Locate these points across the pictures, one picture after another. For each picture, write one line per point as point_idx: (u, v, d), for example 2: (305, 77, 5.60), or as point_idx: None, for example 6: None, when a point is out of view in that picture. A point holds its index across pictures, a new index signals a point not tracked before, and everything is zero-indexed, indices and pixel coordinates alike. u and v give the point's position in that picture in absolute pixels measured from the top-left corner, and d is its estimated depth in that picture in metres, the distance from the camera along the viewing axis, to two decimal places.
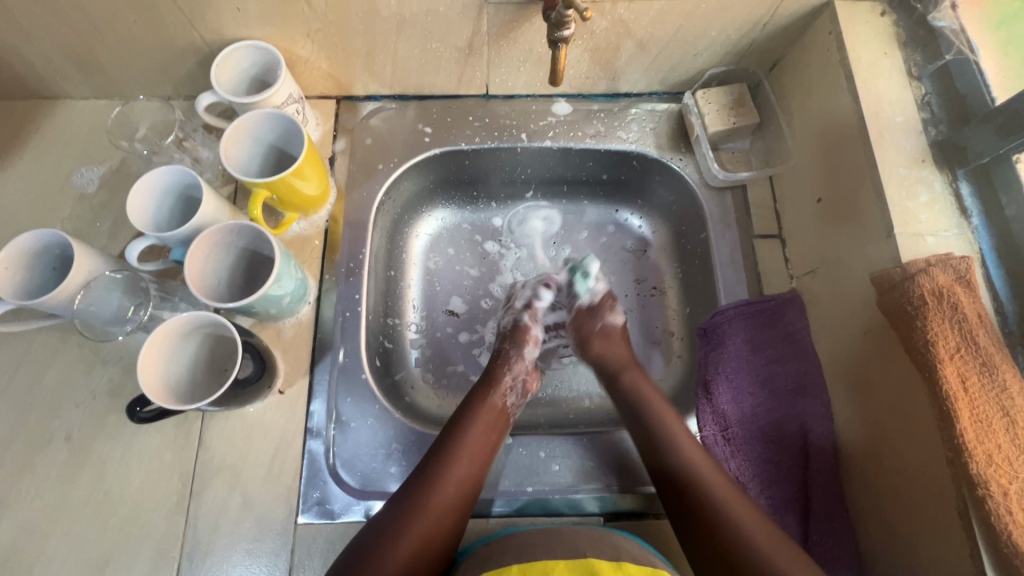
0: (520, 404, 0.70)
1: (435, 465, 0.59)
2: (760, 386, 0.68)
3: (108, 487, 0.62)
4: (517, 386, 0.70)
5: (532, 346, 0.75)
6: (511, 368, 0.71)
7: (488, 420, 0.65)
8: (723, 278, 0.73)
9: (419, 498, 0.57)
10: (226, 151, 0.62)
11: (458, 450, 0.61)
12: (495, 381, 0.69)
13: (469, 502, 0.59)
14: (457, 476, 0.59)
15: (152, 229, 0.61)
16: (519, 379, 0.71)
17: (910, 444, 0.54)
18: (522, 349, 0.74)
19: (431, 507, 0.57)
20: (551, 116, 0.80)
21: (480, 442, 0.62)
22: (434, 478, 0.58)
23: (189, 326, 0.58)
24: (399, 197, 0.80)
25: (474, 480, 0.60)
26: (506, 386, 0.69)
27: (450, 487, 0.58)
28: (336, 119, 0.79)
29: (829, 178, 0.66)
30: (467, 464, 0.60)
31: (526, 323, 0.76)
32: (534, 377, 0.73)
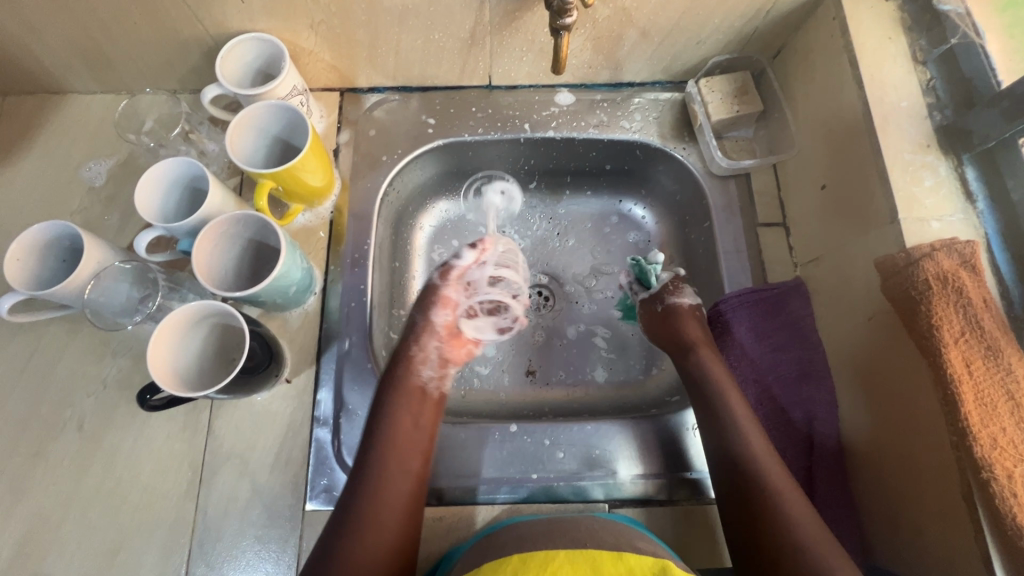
0: (440, 373, 0.70)
1: (373, 465, 0.59)
2: (764, 373, 0.68)
3: (119, 475, 0.63)
4: (432, 355, 0.70)
5: (446, 310, 0.73)
6: (417, 338, 0.70)
7: (412, 411, 0.64)
8: (727, 267, 0.73)
9: (368, 500, 0.57)
10: (231, 143, 0.63)
11: (388, 445, 0.60)
12: (406, 357, 0.68)
13: (418, 500, 0.59)
14: (396, 478, 0.59)
15: (159, 220, 0.62)
16: (432, 349, 0.70)
17: (915, 429, 0.54)
18: (428, 312, 0.72)
19: (379, 516, 0.56)
20: (554, 106, 0.80)
21: (410, 435, 0.62)
22: (372, 486, 0.58)
23: (198, 316, 0.58)
24: (403, 188, 0.81)
25: (415, 476, 0.60)
26: (416, 358, 0.68)
27: (396, 479, 0.59)
28: (340, 111, 0.80)
29: (833, 165, 0.66)
30: (402, 463, 0.60)
31: (436, 281, 0.74)
32: (453, 343, 0.73)
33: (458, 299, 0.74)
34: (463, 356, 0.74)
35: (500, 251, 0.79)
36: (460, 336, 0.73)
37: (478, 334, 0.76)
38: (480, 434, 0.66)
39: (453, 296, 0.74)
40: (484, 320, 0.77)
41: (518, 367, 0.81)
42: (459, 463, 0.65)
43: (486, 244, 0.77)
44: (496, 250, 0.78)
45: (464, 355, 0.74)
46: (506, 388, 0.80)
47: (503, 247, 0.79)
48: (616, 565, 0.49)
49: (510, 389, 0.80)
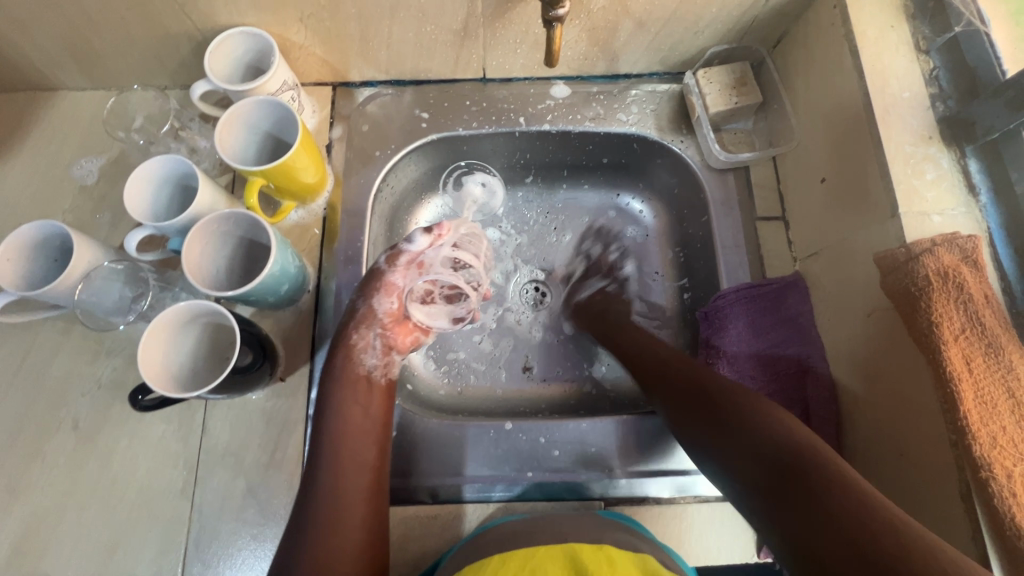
0: (385, 360, 0.67)
1: (325, 465, 0.57)
2: (761, 369, 0.68)
3: (115, 474, 0.63)
4: (374, 343, 0.67)
5: (391, 297, 0.69)
6: (357, 325, 0.66)
7: (360, 402, 0.62)
8: (725, 262, 0.73)
9: (326, 501, 0.56)
10: (221, 139, 0.62)
11: (337, 443, 0.59)
12: (346, 345, 0.65)
13: (379, 492, 0.58)
14: (351, 474, 0.57)
15: (150, 219, 0.61)
16: (374, 337, 0.67)
17: (912, 427, 0.53)
18: (370, 298, 0.67)
19: (340, 517, 0.55)
20: (550, 99, 0.79)
21: (360, 426, 0.60)
22: (327, 489, 0.56)
23: (189, 317, 0.58)
24: (397, 184, 0.80)
25: (371, 467, 0.59)
26: (357, 347, 0.65)
27: (352, 475, 0.57)
28: (332, 106, 0.79)
29: (833, 157, 0.64)
30: (354, 457, 0.58)
31: (381, 265, 0.69)
32: (398, 329, 0.70)
33: (403, 286, 0.70)
34: (410, 343, 0.71)
35: (461, 234, 0.75)
36: (406, 322, 0.71)
37: (428, 320, 0.73)
38: (474, 432, 0.66)
39: (398, 282, 0.69)
40: (436, 306, 0.74)
41: (514, 364, 0.81)
42: (453, 462, 0.65)
43: (444, 226, 0.71)
44: (456, 233, 0.74)
45: (410, 342, 0.71)
46: (502, 385, 0.79)
47: (464, 229, 0.75)
48: (596, 552, 0.49)
49: (506, 386, 0.79)
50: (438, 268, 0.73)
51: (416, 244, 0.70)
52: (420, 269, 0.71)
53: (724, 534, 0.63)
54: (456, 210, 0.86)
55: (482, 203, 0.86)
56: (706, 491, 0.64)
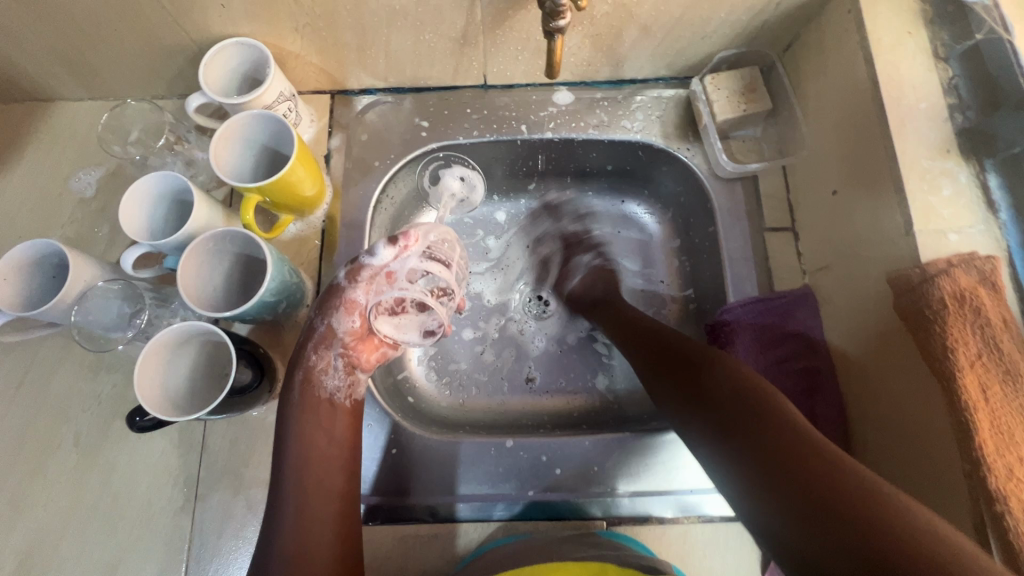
0: (349, 380, 0.63)
1: (290, 497, 0.57)
2: (768, 386, 0.66)
3: (116, 491, 0.63)
4: (335, 364, 0.63)
5: (352, 316, 0.64)
6: (315, 346, 0.63)
7: (323, 427, 0.60)
8: (732, 274, 0.71)
9: (297, 532, 0.56)
10: (215, 155, 0.61)
11: (302, 473, 0.58)
12: (304, 366, 0.63)
13: (349, 517, 0.58)
14: (316, 502, 0.57)
15: (147, 236, 0.61)
16: (335, 356, 0.63)
17: (925, 452, 0.51)
18: (329, 316, 0.64)
19: (306, 547, 0.55)
20: (552, 105, 0.77)
21: (324, 453, 0.60)
22: (291, 518, 0.56)
23: (184, 337, 0.57)
24: (397, 194, 0.78)
25: (338, 494, 0.59)
26: (316, 368, 0.62)
27: (320, 504, 0.57)
28: (331, 115, 0.77)
29: (846, 169, 0.62)
30: (319, 484, 0.58)
31: (342, 282, 0.65)
32: (362, 347, 0.65)
33: (365, 302, 0.65)
34: (376, 360, 0.66)
35: (429, 242, 0.65)
36: (371, 338, 0.65)
37: (398, 335, 0.66)
38: (474, 449, 0.65)
39: (360, 299, 0.64)
40: (406, 318, 0.67)
41: (516, 375, 0.80)
42: (452, 481, 0.64)
43: (410, 236, 0.64)
44: (425, 242, 0.65)
45: (377, 359, 0.66)
46: (504, 396, 0.78)
47: (435, 235, 0.65)
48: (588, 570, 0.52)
49: (508, 398, 0.78)
50: (405, 280, 0.65)
51: (376, 258, 0.65)
52: (386, 282, 0.65)
53: (730, 556, 0.61)
54: (434, 201, 0.81)
55: (462, 194, 0.81)
56: (711, 511, 0.62)
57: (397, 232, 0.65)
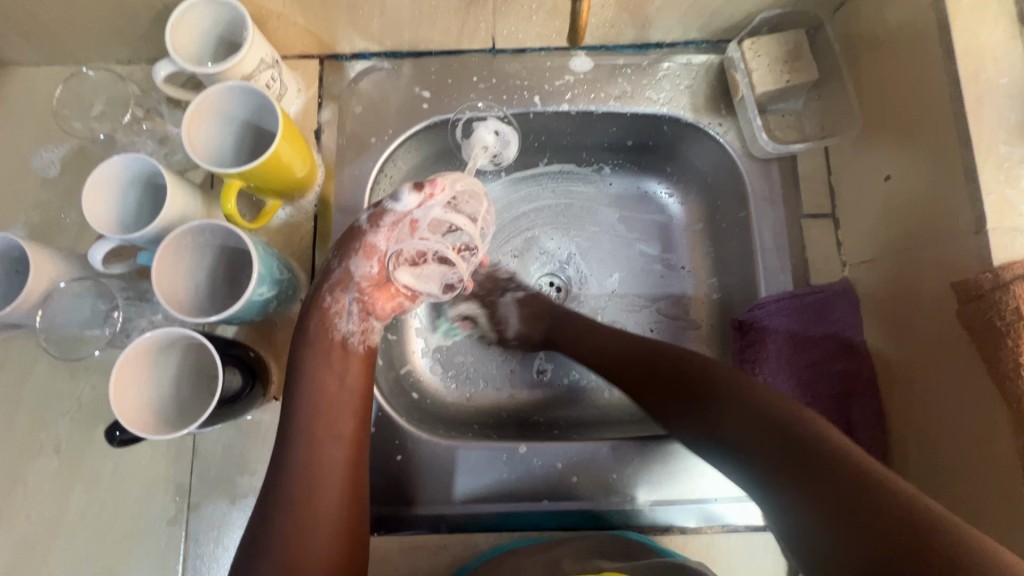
0: (363, 326, 0.59)
1: (297, 442, 0.52)
2: (801, 390, 0.61)
3: (103, 499, 0.59)
4: (350, 307, 0.58)
5: (370, 261, 0.58)
6: (331, 288, 0.57)
7: (334, 371, 0.56)
8: (765, 266, 0.65)
9: (304, 480, 0.51)
10: (188, 135, 0.53)
11: (312, 418, 0.53)
12: (319, 309, 0.57)
13: (359, 466, 0.54)
14: (327, 445, 0.53)
15: (117, 228, 0.53)
16: (351, 301, 0.58)
17: (981, 475, 0.47)
18: (347, 260, 0.58)
19: (316, 493, 0.51)
20: (569, 73, 0.69)
21: (336, 397, 0.55)
22: (301, 460, 0.51)
23: (166, 342, 0.52)
24: (396, 173, 0.71)
25: (350, 441, 0.54)
26: (331, 311, 0.57)
27: (330, 456, 0.53)
28: (320, 83, 0.69)
29: (904, 152, 0.55)
30: (330, 427, 0.54)
31: (363, 225, 0.58)
32: (379, 294, 0.60)
33: (386, 248, 0.59)
34: (392, 309, 0.61)
35: (457, 191, 0.59)
36: (388, 286, 0.60)
37: (418, 284, 0.62)
38: (485, 456, 0.61)
39: (380, 244, 0.58)
40: (426, 267, 0.62)
41: (526, 367, 0.75)
42: (461, 489, 0.60)
43: (436, 184, 0.58)
44: (452, 190, 0.59)
45: (394, 309, 0.61)
46: (514, 391, 0.74)
47: (463, 185, 0.59)
48: None
49: (518, 392, 0.74)
50: (427, 229, 0.60)
51: (402, 203, 0.58)
52: (409, 230, 0.59)
53: (755, 566, 0.58)
54: (464, 155, 0.73)
55: (495, 149, 0.72)
56: (736, 520, 0.59)
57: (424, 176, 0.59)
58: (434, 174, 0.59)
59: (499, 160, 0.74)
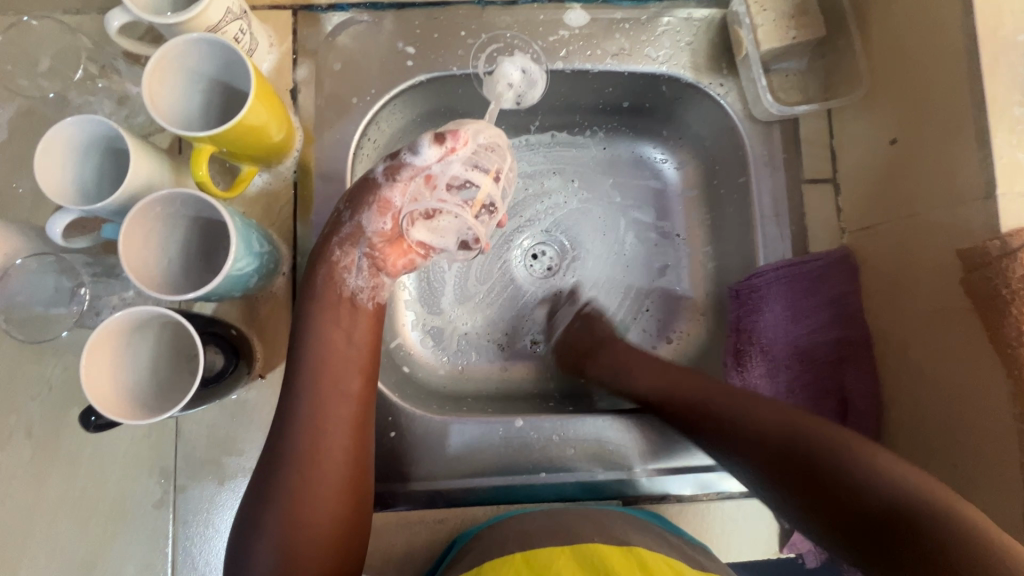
0: (374, 282, 0.58)
1: (307, 403, 0.52)
2: (797, 357, 0.61)
3: (84, 484, 0.56)
4: (360, 262, 0.57)
5: (384, 217, 0.57)
6: (341, 242, 0.57)
7: (342, 327, 0.55)
8: (764, 234, 0.63)
9: (309, 440, 0.50)
10: (150, 94, 0.48)
11: (320, 377, 0.53)
12: (327, 262, 0.56)
13: (363, 423, 0.53)
14: (334, 405, 0.52)
15: (77, 199, 0.49)
16: (361, 255, 0.57)
17: (977, 443, 0.48)
18: (359, 214, 0.57)
19: (321, 451, 0.50)
20: (564, 28, 0.64)
21: (343, 353, 0.54)
22: (307, 419, 0.51)
23: (140, 322, 0.48)
24: (380, 137, 0.66)
25: (356, 399, 0.53)
26: (340, 265, 0.56)
27: (341, 417, 0.52)
28: (293, 37, 0.63)
29: (915, 113, 0.53)
30: (337, 384, 0.53)
31: (379, 177, 0.57)
32: (390, 250, 0.58)
33: (401, 204, 0.57)
34: (404, 265, 0.59)
35: (479, 146, 0.56)
36: (400, 242, 0.58)
37: (432, 240, 0.59)
38: (482, 430, 0.60)
39: (395, 200, 0.57)
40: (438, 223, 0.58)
41: (519, 338, 0.73)
42: (456, 464, 0.60)
43: (459, 136, 0.55)
44: (474, 146, 0.56)
45: (404, 265, 0.59)
46: (507, 362, 0.72)
47: (485, 138, 0.56)
48: (627, 557, 0.48)
49: (510, 364, 0.72)
50: (445, 187, 0.57)
51: (421, 156, 0.56)
52: (426, 186, 0.57)
53: (747, 529, 0.59)
54: (486, 94, 0.66)
55: (521, 89, 0.66)
56: (730, 487, 0.60)
57: (445, 128, 0.56)
58: (456, 126, 0.57)
59: (523, 101, 0.67)
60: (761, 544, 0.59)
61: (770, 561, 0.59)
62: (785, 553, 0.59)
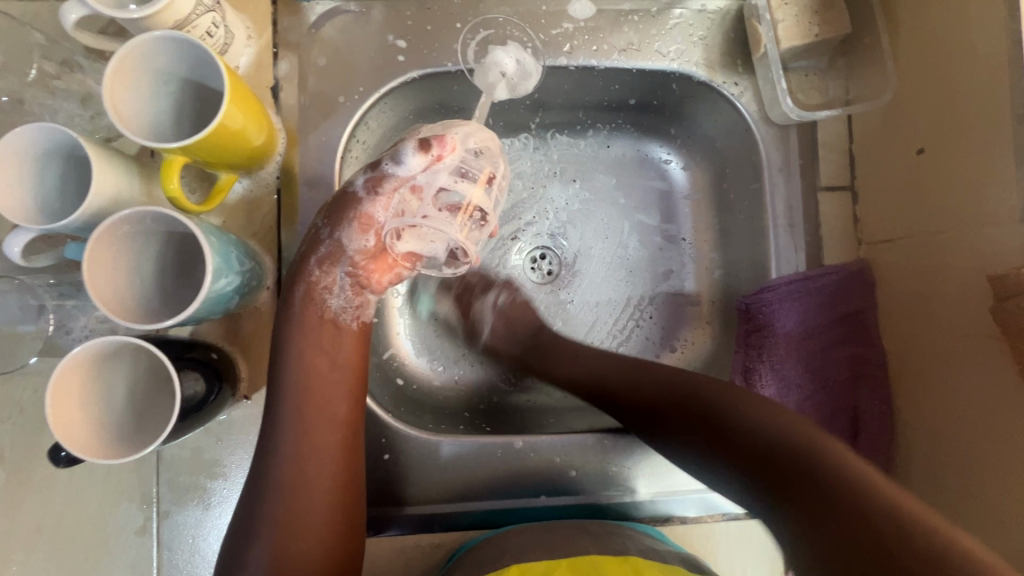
0: (358, 301, 0.54)
1: (292, 434, 0.49)
2: (809, 376, 0.58)
3: (60, 512, 0.53)
4: (341, 282, 0.54)
5: (366, 234, 0.54)
6: (320, 261, 0.53)
7: (325, 349, 0.52)
8: (778, 245, 0.59)
9: (292, 471, 0.48)
10: (112, 99, 0.43)
11: (305, 407, 0.50)
12: (306, 281, 0.52)
13: (353, 450, 0.51)
14: (319, 432, 0.49)
15: (39, 217, 0.44)
16: (342, 274, 0.54)
17: (997, 472, 0.46)
18: (339, 230, 0.53)
19: (307, 483, 0.48)
20: (568, 20, 0.59)
21: (328, 378, 0.51)
22: (291, 448, 0.48)
23: (106, 351, 0.44)
24: (369, 137, 0.62)
25: (342, 425, 0.51)
26: (319, 285, 0.53)
27: (326, 448, 0.49)
28: (273, 28, 0.58)
29: (949, 122, 0.50)
30: (322, 412, 0.50)
31: (359, 190, 0.53)
32: (374, 266, 0.55)
33: (384, 220, 0.54)
34: (389, 281, 0.56)
35: (467, 151, 0.54)
36: (385, 256, 0.55)
37: (420, 249, 0.56)
38: (481, 450, 0.58)
39: (377, 215, 0.53)
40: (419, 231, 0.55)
41: None
42: (454, 486, 0.57)
43: (445, 143, 0.52)
44: (463, 152, 0.53)
45: (389, 281, 0.56)
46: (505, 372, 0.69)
47: (475, 143, 0.54)
48: (622, 566, 0.47)
49: (507, 375, 0.69)
50: (432, 198, 0.54)
51: (403, 167, 0.53)
52: (412, 198, 0.53)
53: (752, 552, 0.58)
54: (477, 85, 0.61)
55: (513, 80, 0.61)
56: (736, 508, 0.58)
57: (431, 134, 0.53)
58: (442, 129, 0.54)
59: (517, 93, 0.62)
60: (766, 566, 0.58)
61: None
62: None
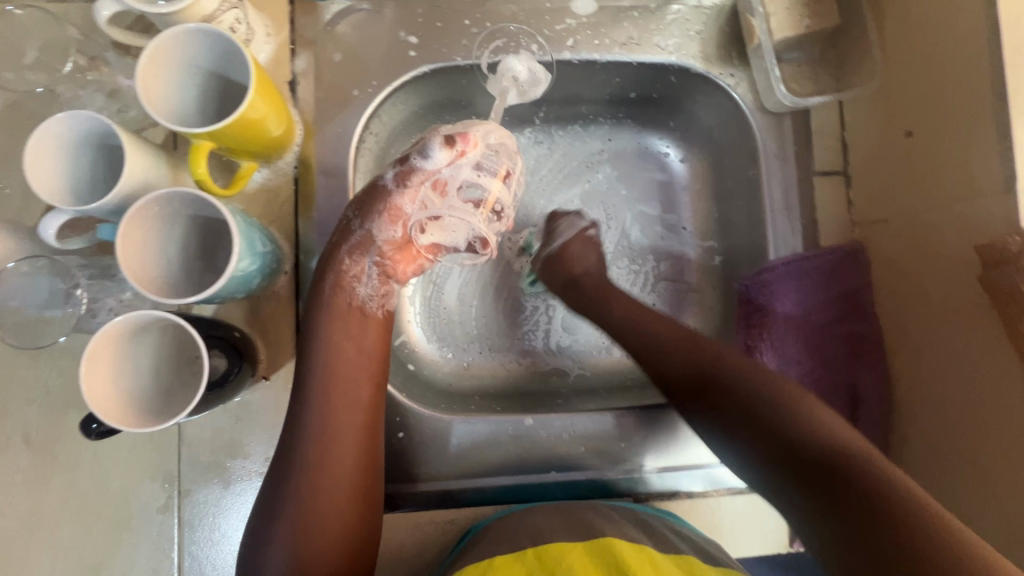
0: (383, 290, 0.57)
1: (315, 413, 0.50)
2: (808, 353, 0.60)
3: (86, 490, 0.55)
4: (369, 271, 0.56)
5: (394, 225, 0.56)
6: (351, 250, 0.55)
7: (352, 336, 0.54)
8: (776, 228, 0.62)
9: (317, 449, 0.49)
10: (145, 88, 0.46)
11: (326, 388, 0.51)
12: (335, 270, 0.54)
13: (373, 432, 0.52)
14: (342, 413, 0.51)
15: (72, 199, 0.47)
16: (370, 263, 0.56)
17: (994, 439, 0.48)
18: (369, 221, 0.56)
19: (329, 460, 0.49)
20: (571, 16, 0.62)
21: (352, 361, 0.53)
22: (315, 427, 0.50)
23: (139, 325, 0.46)
24: (381, 130, 0.64)
25: (364, 409, 0.52)
26: (348, 274, 0.55)
27: (348, 427, 0.51)
28: (291, 26, 0.61)
29: (934, 106, 0.53)
30: (344, 395, 0.51)
31: (389, 183, 0.56)
32: (400, 257, 0.58)
33: (411, 212, 0.57)
34: (413, 272, 0.59)
35: (488, 147, 0.56)
36: (410, 247, 0.58)
37: (442, 240, 0.59)
38: (494, 429, 0.59)
39: (406, 207, 0.56)
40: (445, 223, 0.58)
41: (523, 334, 0.72)
42: (467, 464, 0.59)
43: (469, 139, 0.55)
44: (484, 147, 0.56)
45: (414, 271, 0.59)
46: (513, 357, 0.71)
47: (495, 139, 0.56)
48: (638, 553, 0.47)
49: (515, 361, 0.71)
50: (456, 192, 0.57)
51: (431, 161, 0.55)
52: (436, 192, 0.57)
53: (758, 527, 0.59)
54: (490, 90, 0.64)
55: (524, 86, 0.64)
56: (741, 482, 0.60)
57: (454, 130, 0.56)
58: (465, 127, 0.56)
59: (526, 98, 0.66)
60: (770, 538, 0.59)
61: (780, 554, 0.59)
62: (796, 547, 0.59)
